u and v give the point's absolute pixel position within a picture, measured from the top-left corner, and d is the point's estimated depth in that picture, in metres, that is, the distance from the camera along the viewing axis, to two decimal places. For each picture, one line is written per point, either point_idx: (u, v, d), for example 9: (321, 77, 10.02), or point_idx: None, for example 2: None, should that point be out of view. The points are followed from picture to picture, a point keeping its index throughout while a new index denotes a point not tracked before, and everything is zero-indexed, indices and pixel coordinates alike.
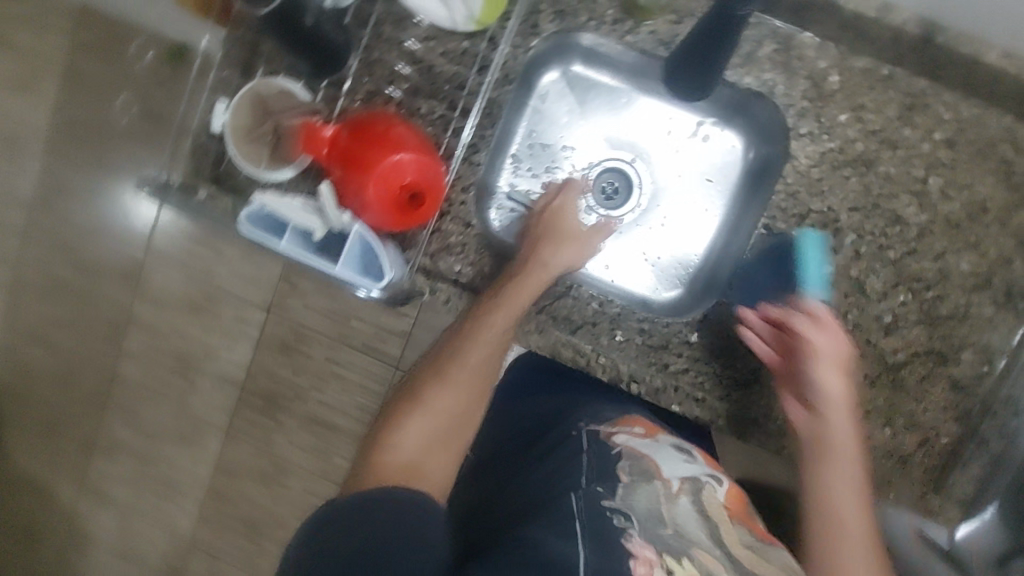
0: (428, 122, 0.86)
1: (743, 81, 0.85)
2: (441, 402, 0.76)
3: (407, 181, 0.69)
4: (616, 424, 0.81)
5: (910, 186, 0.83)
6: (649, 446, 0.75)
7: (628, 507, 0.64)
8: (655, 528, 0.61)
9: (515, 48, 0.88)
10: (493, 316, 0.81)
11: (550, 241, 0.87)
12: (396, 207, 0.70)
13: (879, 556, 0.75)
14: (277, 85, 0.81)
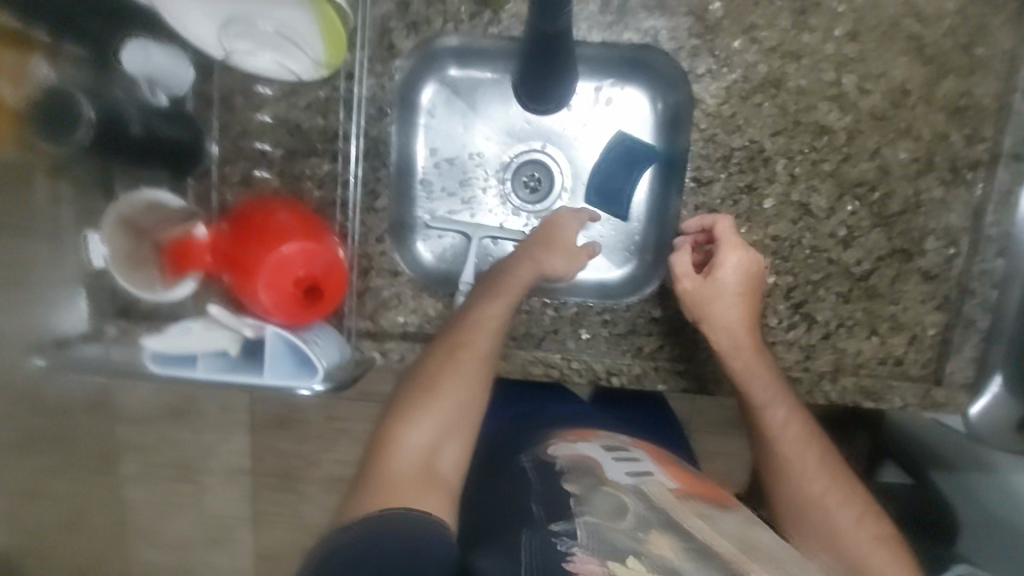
0: (316, 185, 0.79)
1: (625, 37, 0.79)
2: (455, 406, 0.68)
3: (302, 271, 0.64)
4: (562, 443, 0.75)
5: (826, 92, 0.78)
6: (588, 454, 0.68)
7: (577, 523, 0.55)
8: (604, 536, 0.52)
9: (379, 77, 0.79)
10: (484, 324, 0.72)
11: (544, 245, 0.78)
12: (298, 302, 0.64)
13: (824, 480, 0.72)
14: (145, 199, 0.71)
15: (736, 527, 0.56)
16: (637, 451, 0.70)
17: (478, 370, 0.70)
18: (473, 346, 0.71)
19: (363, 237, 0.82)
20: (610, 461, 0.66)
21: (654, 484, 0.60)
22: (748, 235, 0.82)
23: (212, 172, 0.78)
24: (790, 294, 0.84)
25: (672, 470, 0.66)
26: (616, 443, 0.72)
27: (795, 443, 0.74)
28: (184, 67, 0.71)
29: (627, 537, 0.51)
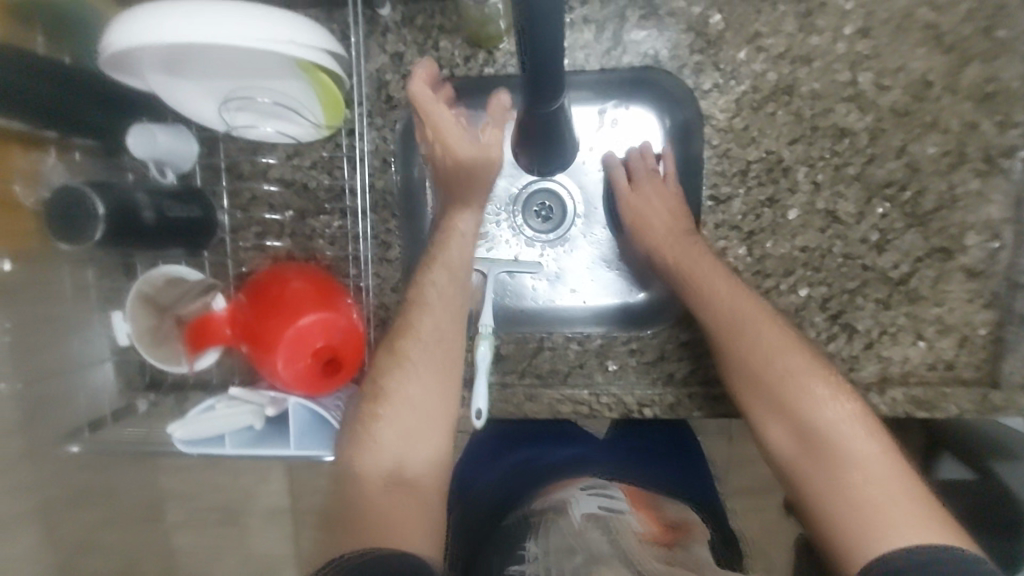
0: (328, 242, 0.78)
1: (624, 60, 0.76)
2: (409, 407, 0.64)
3: (320, 344, 0.63)
4: (553, 489, 0.75)
5: (842, 93, 0.75)
6: (562, 496, 0.71)
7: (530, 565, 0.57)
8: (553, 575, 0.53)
9: (379, 128, 0.78)
10: (426, 311, 0.67)
11: (453, 176, 0.67)
12: (318, 374, 0.63)
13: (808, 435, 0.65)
14: (162, 275, 0.71)
15: (692, 561, 0.60)
16: (615, 492, 0.73)
17: (430, 365, 0.65)
18: (417, 330, 0.66)
19: (379, 289, 0.81)
20: (584, 500, 0.69)
21: (625, 526, 0.63)
22: (775, 249, 0.78)
23: (225, 239, 0.78)
24: (826, 306, 0.79)
25: (644, 511, 0.70)
26: (597, 484, 0.75)
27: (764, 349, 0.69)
28: (192, 145, 0.72)
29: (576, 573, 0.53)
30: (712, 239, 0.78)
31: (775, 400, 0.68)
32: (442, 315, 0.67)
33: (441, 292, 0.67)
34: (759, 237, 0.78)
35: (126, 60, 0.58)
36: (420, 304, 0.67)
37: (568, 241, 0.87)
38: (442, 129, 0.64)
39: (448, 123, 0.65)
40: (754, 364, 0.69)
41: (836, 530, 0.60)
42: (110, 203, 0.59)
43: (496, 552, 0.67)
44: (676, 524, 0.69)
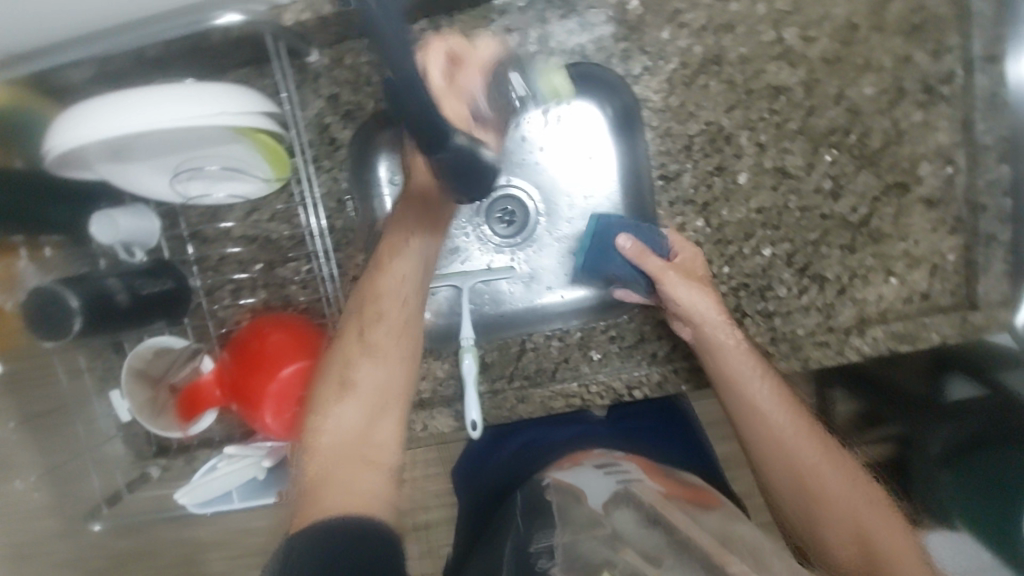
0: (300, 287, 0.81)
1: (552, 61, 0.78)
2: (367, 387, 0.62)
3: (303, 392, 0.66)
4: (549, 471, 0.81)
5: (770, 52, 0.75)
6: (575, 477, 0.76)
7: (555, 542, 0.62)
8: (578, 555, 0.59)
9: (329, 170, 0.80)
10: (393, 283, 0.66)
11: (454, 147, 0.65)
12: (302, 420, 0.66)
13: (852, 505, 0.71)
14: (150, 347, 0.75)
15: (719, 524, 0.66)
16: (627, 464, 0.78)
17: (389, 346, 0.64)
18: (384, 297, 0.66)
19: None
20: (597, 478, 0.74)
21: (646, 492, 0.69)
22: (732, 215, 0.80)
23: (203, 303, 0.80)
24: (793, 260, 0.81)
25: (658, 476, 0.76)
26: (606, 460, 0.80)
27: (791, 437, 0.74)
28: (152, 220, 0.74)
29: (602, 548, 0.58)
30: (669, 218, 0.80)
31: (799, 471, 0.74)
32: (409, 288, 0.67)
33: (391, 274, 0.67)
34: (715, 206, 0.79)
35: (73, 160, 0.60)
36: (377, 281, 0.66)
37: (535, 242, 0.89)
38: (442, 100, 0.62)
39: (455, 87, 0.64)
40: (801, 467, 0.74)
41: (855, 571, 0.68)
42: (83, 295, 0.62)
43: (502, 531, 0.74)
44: (692, 487, 0.76)
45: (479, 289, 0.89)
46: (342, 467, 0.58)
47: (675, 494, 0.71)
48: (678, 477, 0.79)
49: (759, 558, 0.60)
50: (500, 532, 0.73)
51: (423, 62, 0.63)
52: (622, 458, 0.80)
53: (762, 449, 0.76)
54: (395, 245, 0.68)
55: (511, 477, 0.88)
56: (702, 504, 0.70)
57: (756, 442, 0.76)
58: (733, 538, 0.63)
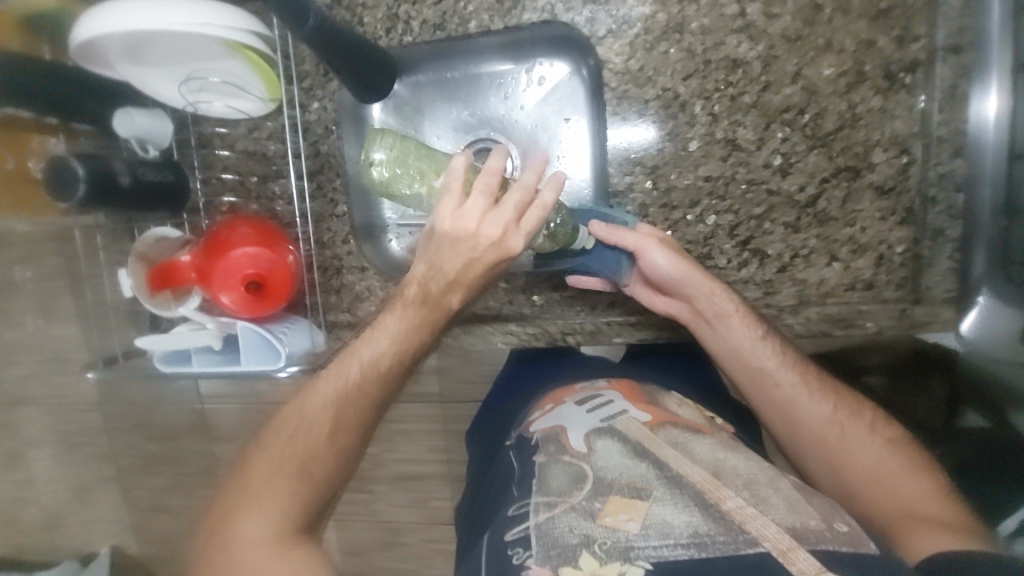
0: (285, 200, 0.93)
1: (525, 18, 0.84)
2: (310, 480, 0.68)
3: (249, 270, 0.78)
4: (530, 416, 0.75)
5: (731, 26, 0.78)
6: (557, 418, 0.68)
7: (529, 527, 0.53)
8: (554, 536, 0.51)
9: (322, 101, 0.91)
10: (377, 339, 0.71)
11: (454, 249, 0.64)
12: (251, 297, 0.78)
13: (876, 457, 0.71)
14: (154, 236, 0.86)
15: (711, 451, 0.59)
16: (610, 393, 0.70)
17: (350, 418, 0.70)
18: (357, 360, 0.71)
19: (330, 240, 0.94)
20: (581, 417, 0.66)
21: (629, 423, 0.63)
22: (680, 180, 0.83)
23: (201, 204, 0.93)
24: (735, 232, 0.83)
25: (644, 403, 0.68)
26: (589, 394, 0.72)
27: (805, 400, 0.75)
28: (165, 123, 0.87)
29: (579, 523, 0.51)
30: (619, 176, 0.85)
31: (816, 437, 0.74)
32: (395, 345, 0.70)
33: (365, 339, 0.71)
34: (663, 170, 0.83)
35: (96, 48, 0.72)
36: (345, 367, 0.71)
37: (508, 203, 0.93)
38: (507, 234, 0.63)
39: (519, 233, 0.64)
40: (815, 431, 0.74)
41: (882, 508, 0.68)
42: (91, 167, 0.74)
43: (498, 482, 0.68)
44: (686, 418, 0.67)
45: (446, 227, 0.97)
46: (272, 546, 0.63)
47: (664, 421, 0.64)
48: (665, 404, 0.70)
49: (756, 488, 0.54)
50: (498, 487, 0.67)
51: (499, 167, 0.63)
52: (602, 386, 0.73)
53: (780, 419, 0.76)
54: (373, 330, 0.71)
55: (507, 424, 0.82)
56: (696, 431, 0.63)
57: (773, 415, 0.76)
58: (725, 465, 0.57)
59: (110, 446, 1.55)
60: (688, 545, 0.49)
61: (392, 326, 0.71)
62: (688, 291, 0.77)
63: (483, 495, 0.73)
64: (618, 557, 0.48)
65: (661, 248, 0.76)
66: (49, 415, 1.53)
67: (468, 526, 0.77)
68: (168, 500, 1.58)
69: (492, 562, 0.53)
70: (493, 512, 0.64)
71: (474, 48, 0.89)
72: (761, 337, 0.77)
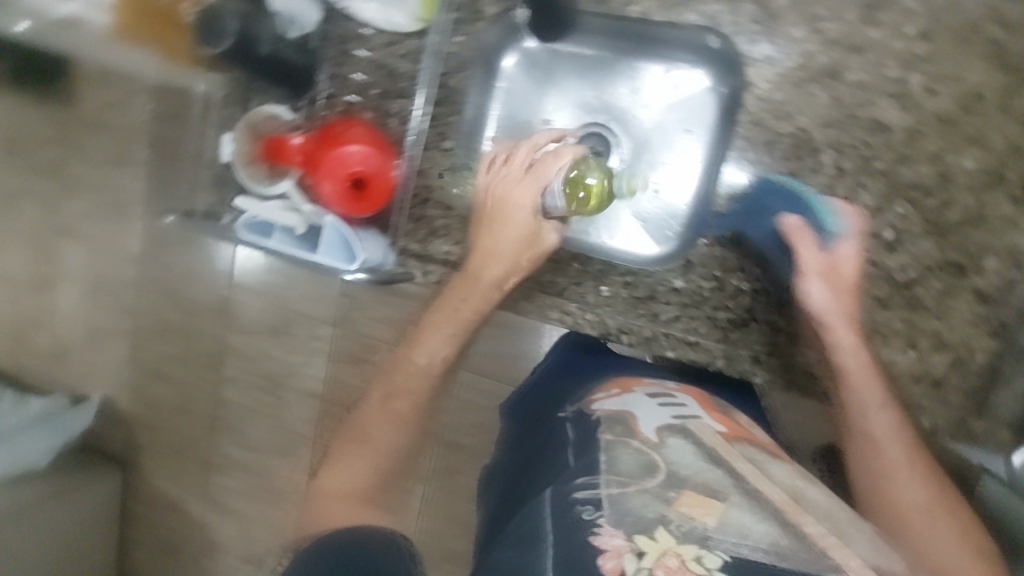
0: (398, 119, 0.92)
1: (687, 18, 0.85)
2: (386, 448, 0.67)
3: (353, 169, 0.83)
4: (593, 393, 0.75)
5: (889, 89, 0.77)
6: (624, 403, 0.69)
7: (602, 493, 0.56)
8: (628, 506, 0.54)
9: (464, 36, 0.92)
10: (437, 333, 0.78)
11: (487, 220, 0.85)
12: (348, 194, 0.83)
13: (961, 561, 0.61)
14: (266, 111, 0.89)
15: (790, 478, 0.60)
16: (684, 397, 0.71)
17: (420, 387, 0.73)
18: (434, 337, 0.78)
19: (427, 169, 0.95)
20: (651, 408, 0.67)
21: (703, 430, 0.64)
22: None
23: (321, 96, 0.94)
24: None
25: (718, 414, 0.69)
26: (659, 390, 0.73)
27: (906, 478, 0.67)
28: (315, 12, 0.87)
29: (654, 503, 0.54)
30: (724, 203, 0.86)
31: (901, 508, 0.64)
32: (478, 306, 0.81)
33: (452, 308, 0.81)
34: (771, 207, 0.83)
35: None
36: (424, 342, 0.78)
37: None
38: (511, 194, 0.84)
39: (527, 185, 0.84)
40: (905, 503, 0.65)
41: None
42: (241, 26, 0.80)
43: (551, 452, 0.68)
44: (759, 437, 0.68)
45: None
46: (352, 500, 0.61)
47: (741, 438, 0.65)
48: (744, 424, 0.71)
49: (836, 524, 0.55)
50: (551, 454, 0.68)
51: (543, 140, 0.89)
52: (676, 388, 0.74)
53: (868, 477, 0.68)
54: (464, 300, 0.81)
55: (546, 399, 0.81)
56: (770, 456, 0.63)
57: (862, 471, 0.69)
58: (804, 495, 0.58)
59: None
60: (767, 551, 0.51)
61: (472, 304, 0.81)
62: (835, 334, 0.77)
63: (529, 463, 0.72)
64: (694, 542, 0.51)
65: (820, 284, 0.78)
66: None
67: (497, 498, 0.75)
68: None
69: (558, 519, 0.56)
70: (546, 474, 0.65)
71: (620, 35, 0.90)
72: (886, 409, 0.73)
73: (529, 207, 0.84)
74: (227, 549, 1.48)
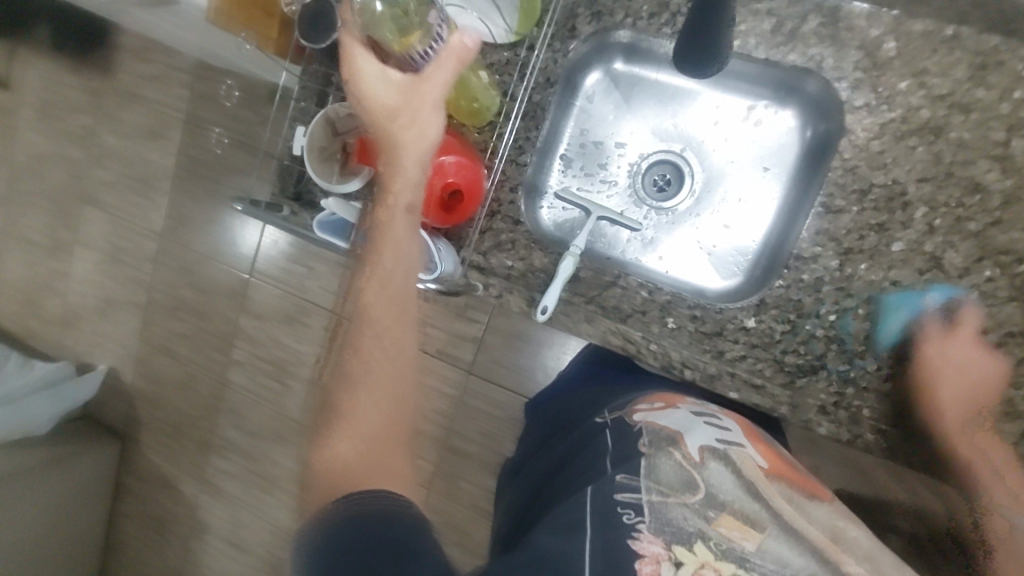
0: (477, 129, 0.90)
1: (788, 58, 0.83)
2: (370, 413, 0.64)
3: (449, 182, 0.82)
4: (636, 403, 0.75)
5: (990, 151, 0.76)
6: (667, 418, 0.68)
7: (642, 499, 0.56)
8: (667, 517, 0.55)
9: (554, 52, 0.91)
10: (381, 263, 0.74)
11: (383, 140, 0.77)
12: (439, 206, 0.83)
13: None
14: (344, 107, 0.88)
15: (829, 518, 0.59)
16: (728, 423, 0.69)
17: (382, 346, 0.69)
18: (380, 274, 0.73)
19: (500, 182, 0.94)
20: (698, 428, 0.66)
21: (747, 462, 0.62)
22: (866, 273, 0.82)
23: None
24: (896, 343, 0.82)
25: (762, 447, 0.66)
26: (704, 410, 0.71)
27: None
28: None
29: (693, 517, 0.54)
30: (807, 244, 0.85)
31: None
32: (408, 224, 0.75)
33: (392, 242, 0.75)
34: (854, 256, 0.82)
35: None
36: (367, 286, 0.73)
37: (673, 219, 0.99)
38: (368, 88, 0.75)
39: (364, 55, 0.74)
40: None
41: None
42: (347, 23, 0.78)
43: (585, 453, 0.69)
44: (797, 474, 0.65)
45: (604, 226, 1.00)
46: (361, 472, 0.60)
47: (780, 474, 0.62)
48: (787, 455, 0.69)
49: (876, 560, 0.55)
50: (587, 454, 0.69)
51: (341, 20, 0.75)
52: (722, 412, 0.72)
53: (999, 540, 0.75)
54: (392, 234, 0.74)
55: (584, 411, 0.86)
56: (812, 495, 0.62)
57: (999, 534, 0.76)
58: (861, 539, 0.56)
59: (161, 277, 1.55)
60: None
61: (395, 229, 0.75)
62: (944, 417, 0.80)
63: (558, 460, 0.74)
64: (732, 560, 0.53)
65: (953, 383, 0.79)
66: (123, 224, 1.55)
67: (524, 492, 0.77)
68: (188, 349, 1.56)
69: (593, 517, 0.55)
70: (579, 477, 0.64)
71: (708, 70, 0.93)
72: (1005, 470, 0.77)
73: (382, 73, 0.74)
74: (242, 522, 1.58)
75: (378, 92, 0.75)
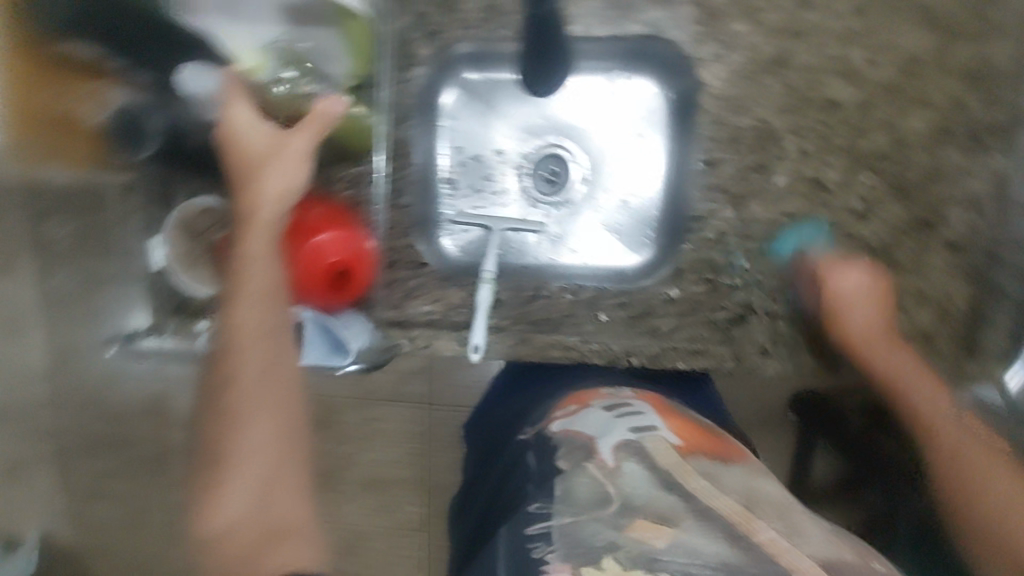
0: (345, 185, 0.84)
1: (631, 28, 0.84)
2: (258, 457, 0.55)
3: (331, 261, 0.78)
4: (551, 412, 0.65)
5: (835, 67, 0.81)
6: (580, 423, 0.58)
7: (552, 525, 0.47)
8: (579, 536, 0.45)
9: (400, 84, 0.87)
10: (239, 314, 0.62)
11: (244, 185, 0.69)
12: (327, 284, 0.79)
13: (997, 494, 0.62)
14: (196, 205, 0.81)
15: (742, 480, 0.52)
16: (639, 405, 0.61)
17: (268, 395, 0.58)
18: (237, 322, 0.61)
19: (390, 231, 0.88)
20: (612, 425, 0.56)
21: (657, 443, 0.54)
22: (759, 212, 0.85)
23: None
24: (808, 269, 0.85)
25: (677, 422, 0.59)
26: (615, 399, 0.63)
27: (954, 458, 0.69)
28: None
29: (604, 530, 0.45)
30: (700, 201, 0.86)
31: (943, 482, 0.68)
32: (266, 281, 0.63)
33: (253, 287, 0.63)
34: (746, 201, 0.85)
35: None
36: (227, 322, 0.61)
37: (571, 206, 0.90)
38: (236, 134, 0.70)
39: (238, 104, 0.71)
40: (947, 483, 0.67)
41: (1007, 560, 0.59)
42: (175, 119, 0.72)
43: (510, 486, 0.59)
44: (709, 438, 0.58)
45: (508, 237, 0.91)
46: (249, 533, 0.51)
47: (694, 447, 0.55)
48: (701, 424, 0.62)
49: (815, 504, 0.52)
50: (512, 485, 0.58)
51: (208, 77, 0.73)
52: (634, 395, 0.64)
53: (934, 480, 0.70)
54: (254, 286, 0.63)
55: (501, 426, 0.74)
56: (726, 460, 0.55)
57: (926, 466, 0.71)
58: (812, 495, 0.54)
59: None
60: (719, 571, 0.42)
61: (259, 277, 0.64)
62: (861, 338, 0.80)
63: (487, 509, 0.63)
64: (642, 566, 0.43)
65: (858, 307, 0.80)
66: None
67: (464, 540, 0.66)
68: None
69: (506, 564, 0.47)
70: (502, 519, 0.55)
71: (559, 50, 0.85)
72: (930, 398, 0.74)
73: (254, 120, 0.71)
74: None
75: (246, 141, 0.69)
